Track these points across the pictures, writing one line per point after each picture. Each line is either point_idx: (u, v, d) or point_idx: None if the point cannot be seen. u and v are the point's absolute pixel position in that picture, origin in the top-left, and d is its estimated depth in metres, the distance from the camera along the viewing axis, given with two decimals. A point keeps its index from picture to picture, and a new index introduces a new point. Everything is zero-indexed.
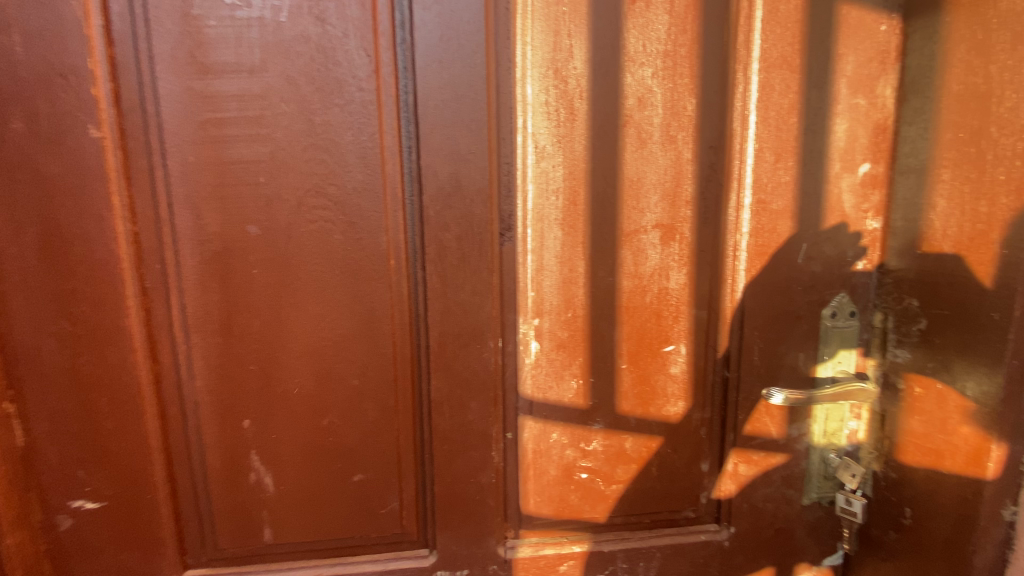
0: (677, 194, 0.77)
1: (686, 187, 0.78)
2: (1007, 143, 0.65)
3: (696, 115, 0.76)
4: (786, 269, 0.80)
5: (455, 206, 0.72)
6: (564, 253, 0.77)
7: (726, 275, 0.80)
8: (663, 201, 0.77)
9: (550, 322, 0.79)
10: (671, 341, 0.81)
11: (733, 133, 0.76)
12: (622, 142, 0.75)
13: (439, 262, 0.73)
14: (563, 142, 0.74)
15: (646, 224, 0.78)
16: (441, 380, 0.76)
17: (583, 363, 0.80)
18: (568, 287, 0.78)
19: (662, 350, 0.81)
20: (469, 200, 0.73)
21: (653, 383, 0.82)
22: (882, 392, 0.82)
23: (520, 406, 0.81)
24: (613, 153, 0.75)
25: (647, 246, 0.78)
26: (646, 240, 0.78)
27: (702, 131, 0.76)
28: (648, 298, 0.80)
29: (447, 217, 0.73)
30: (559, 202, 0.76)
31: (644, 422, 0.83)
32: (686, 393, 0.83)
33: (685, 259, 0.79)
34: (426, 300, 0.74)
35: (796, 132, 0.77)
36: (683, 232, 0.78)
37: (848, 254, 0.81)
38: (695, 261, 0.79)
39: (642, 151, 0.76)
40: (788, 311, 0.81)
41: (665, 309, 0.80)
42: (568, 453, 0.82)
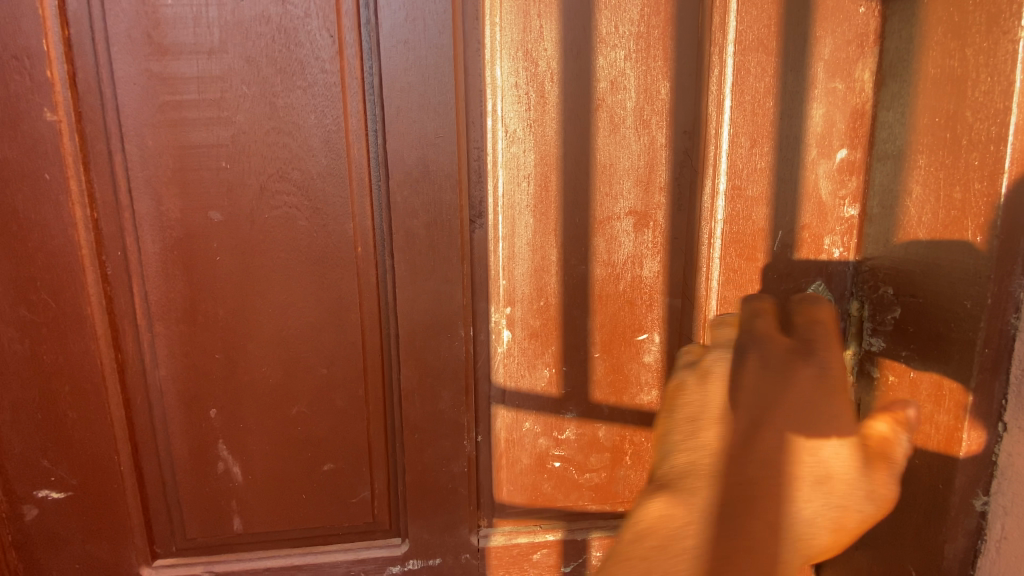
0: (651, 180, 0.76)
1: (659, 174, 0.76)
2: (981, 127, 0.63)
3: (669, 99, 0.74)
4: (761, 256, 0.80)
5: (422, 191, 0.71)
6: (536, 240, 0.76)
7: (701, 264, 0.78)
8: (636, 188, 0.76)
9: (523, 311, 0.78)
10: (645, 330, 0.80)
11: (708, 118, 0.74)
12: (594, 127, 0.74)
13: (408, 250, 0.72)
14: (533, 126, 0.73)
15: (619, 211, 0.76)
16: (411, 369, 0.75)
17: (557, 352, 0.80)
18: (540, 275, 0.77)
19: (636, 339, 0.81)
20: (438, 186, 0.71)
21: (627, 372, 0.81)
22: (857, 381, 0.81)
23: (492, 395, 0.80)
24: (585, 139, 0.74)
25: (620, 233, 0.77)
26: (619, 228, 0.77)
27: (676, 115, 0.75)
28: (622, 286, 0.79)
29: (415, 203, 0.71)
30: (531, 188, 0.74)
31: (618, 411, 0.82)
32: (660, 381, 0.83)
33: (659, 246, 0.78)
34: (394, 288, 0.73)
35: (772, 117, 0.75)
36: (657, 219, 0.77)
37: (824, 242, 0.80)
38: (668, 249, 0.79)
39: (615, 136, 0.74)
40: None
41: (639, 297, 0.79)
42: (541, 442, 0.82)
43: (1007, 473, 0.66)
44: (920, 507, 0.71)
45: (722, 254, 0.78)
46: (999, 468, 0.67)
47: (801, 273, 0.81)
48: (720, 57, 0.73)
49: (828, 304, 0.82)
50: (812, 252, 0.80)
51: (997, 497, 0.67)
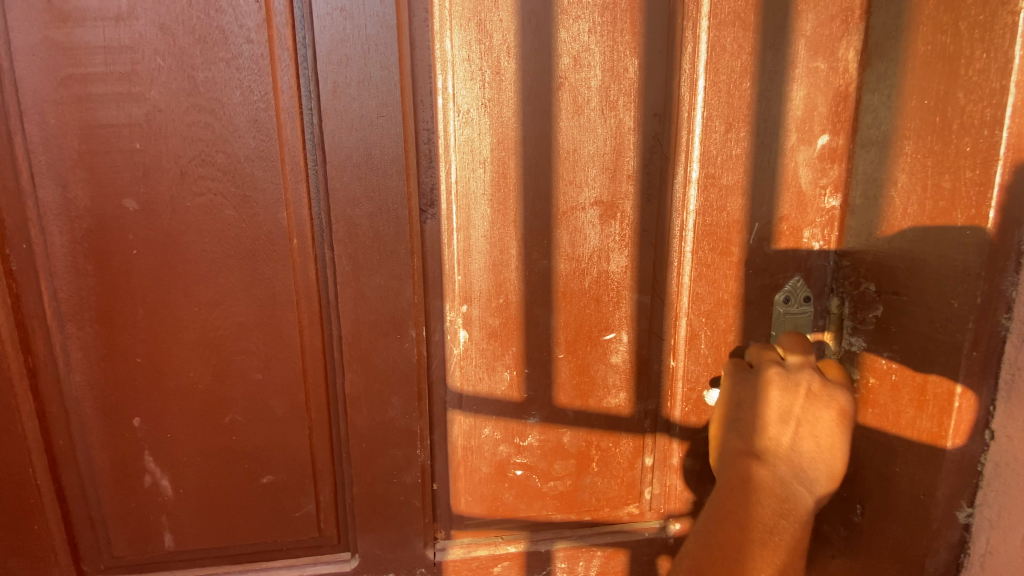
0: (618, 167, 0.70)
1: (627, 160, 0.70)
2: (974, 110, 0.57)
3: (637, 78, 0.68)
4: (737, 250, 0.74)
5: (365, 178, 0.64)
6: (493, 232, 0.69)
7: (672, 258, 0.74)
8: (602, 175, 0.70)
9: (480, 309, 0.71)
10: (612, 329, 0.75)
11: (680, 100, 0.69)
12: (556, 108, 0.67)
13: (350, 242, 0.65)
14: (488, 105, 0.66)
15: (584, 200, 0.70)
16: (356, 374, 0.69)
17: (519, 354, 0.74)
18: (498, 270, 0.71)
19: (602, 339, 0.75)
20: (383, 172, 0.64)
21: (593, 375, 0.76)
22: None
23: (448, 400, 0.74)
24: (546, 121, 0.67)
25: (585, 225, 0.71)
26: (585, 220, 0.71)
27: (645, 96, 0.69)
28: (587, 283, 0.73)
29: (358, 190, 0.64)
30: (487, 175, 0.68)
31: (583, 415, 0.77)
32: (628, 383, 0.77)
33: (627, 239, 0.72)
34: (335, 284, 0.66)
35: (750, 98, 0.69)
36: (625, 209, 0.71)
37: (804, 235, 0.75)
38: (637, 242, 0.73)
39: (578, 118, 0.68)
40: (738, 296, 0.76)
41: (605, 294, 0.74)
42: (501, 450, 0.76)
43: (994, 484, 0.62)
44: (900, 517, 0.67)
45: (694, 247, 0.73)
46: (986, 478, 0.62)
47: (778, 267, 0.76)
48: (693, 32, 0.67)
49: (806, 299, 0.77)
50: (790, 246, 0.75)
51: (983, 509, 0.63)
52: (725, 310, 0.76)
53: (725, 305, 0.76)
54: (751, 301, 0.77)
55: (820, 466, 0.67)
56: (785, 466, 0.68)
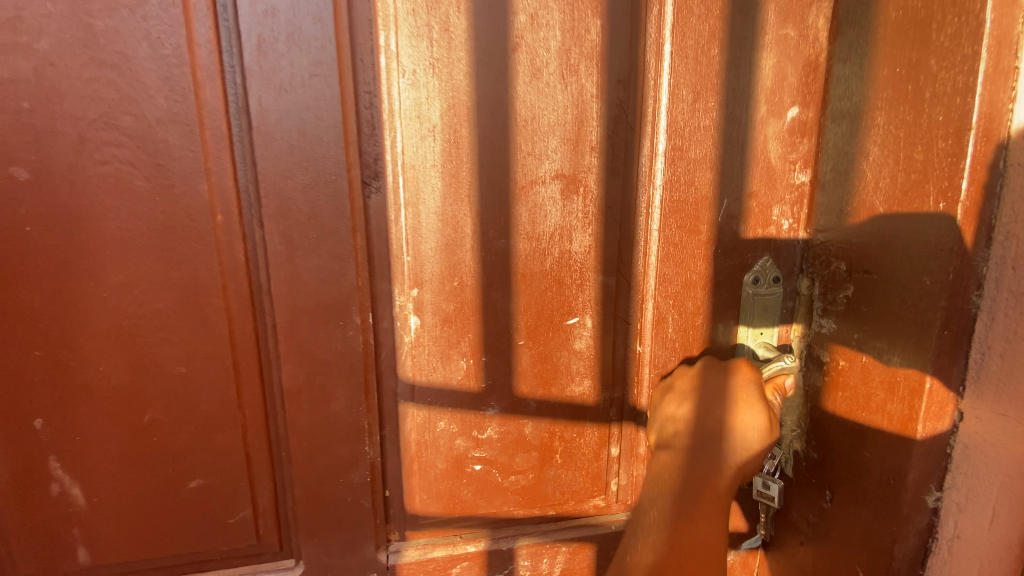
0: (581, 138, 0.65)
1: (590, 131, 0.65)
2: (947, 77, 0.54)
3: (601, 41, 0.63)
4: (706, 229, 0.71)
5: (298, 145, 0.57)
6: (445, 208, 0.63)
7: (637, 237, 0.70)
8: (563, 146, 0.65)
9: (432, 293, 0.65)
10: (576, 313, 0.70)
11: (645, 67, 0.64)
12: (512, 71, 0.61)
13: (282, 219, 0.58)
14: (437, 66, 0.60)
15: (544, 174, 0.65)
16: (294, 365, 0.62)
17: (476, 341, 0.68)
18: (452, 251, 0.65)
19: (565, 324, 0.70)
20: (318, 140, 0.58)
21: (556, 363, 0.71)
22: (806, 367, 0.74)
23: (400, 392, 0.67)
24: (501, 85, 0.61)
25: (545, 201, 0.66)
26: (545, 194, 0.65)
27: (609, 61, 0.64)
28: (548, 263, 0.68)
29: (290, 161, 0.57)
30: (438, 145, 0.61)
31: (546, 405, 0.72)
32: (593, 371, 0.73)
33: (591, 217, 0.67)
34: (267, 266, 0.59)
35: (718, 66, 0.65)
36: (588, 183, 0.66)
37: (773, 213, 0.72)
38: (602, 220, 0.68)
39: (537, 83, 0.62)
40: (707, 277, 0.72)
41: (568, 275, 0.69)
42: (458, 444, 0.71)
43: (962, 467, 0.60)
44: (868, 503, 0.65)
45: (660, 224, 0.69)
46: (953, 460, 0.61)
47: (747, 247, 0.73)
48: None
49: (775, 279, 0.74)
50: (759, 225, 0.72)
51: (951, 492, 0.61)
52: (693, 291, 0.72)
53: (692, 286, 0.72)
54: (720, 282, 0.73)
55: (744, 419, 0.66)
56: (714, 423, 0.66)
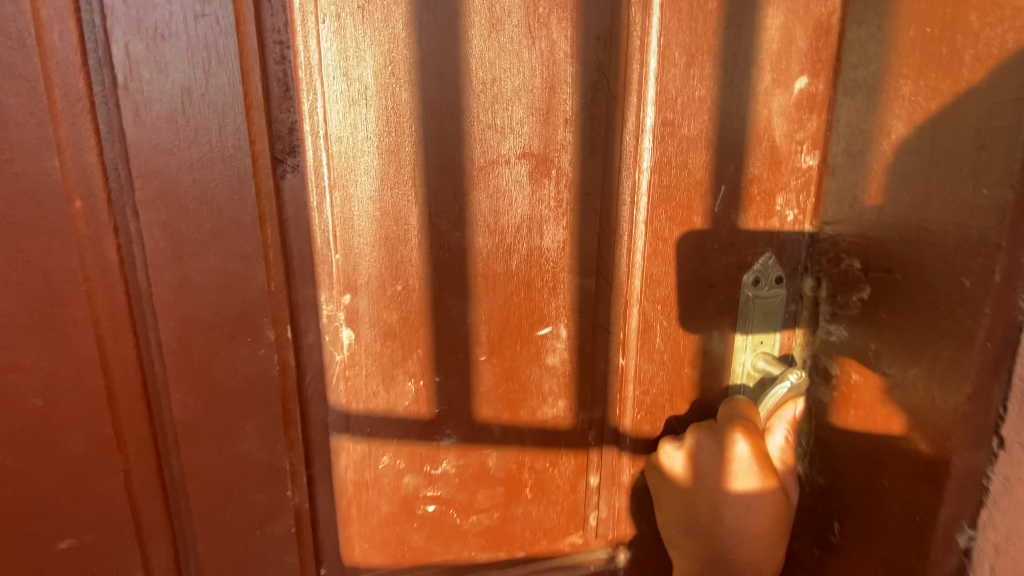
0: (552, 109, 0.53)
1: (563, 99, 0.53)
2: (992, 36, 0.44)
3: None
4: (700, 222, 0.60)
5: (183, 109, 0.43)
6: (383, 194, 0.51)
7: (620, 230, 0.58)
8: (531, 118, 0.53)
9: (369, 301, 0.53)
10: (547, 321, 0.59)
11: (630, 23, 0.53)
12: (466, 21, 0.49)
13: (166, 207, 0.45)
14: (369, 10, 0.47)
15: (507, 152, 0.53)
16: (191, 394, 0.49)
17: (426, 357, 0.56)
18: (393, 248, 0.52)
19: (536, 334, 0.59)
20: (212, 104, 0.44)
21: (523, 381, 0.60)
22: (810, 380, 0.64)
23: (332, 423, 0.54)
24: (452, 39, 0.49)
25: (508, 186, 0.54)
26: (507, 178, 0.54)
27: (586, 13, 0.52)
28: (515, 262, 0.56)
29: (172, 131, 0.44)
30: (373, 113, 0.49)
31: (513, 431, 0.60)
32: (568, 389, 0.62)
33: (564, 205, 0.56)
34: (149, 269, 0.46)
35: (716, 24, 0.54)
36: (560, 164, 0.55)
37: (777, 202, 0.62)
38: (577, 209, 0.57)
39: (497, 36, 0.50)
40: (700, 276, 0.62)
41: (538, 276, 0.57)
42: (407, 482, 0.58)
43: (1001, 501, 0.51)
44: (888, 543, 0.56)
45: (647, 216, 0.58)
46: (991, 495, 0.52)
47: (745, 242, 0.62)
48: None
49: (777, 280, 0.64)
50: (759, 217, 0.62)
51: (986, 531, 0.52)
52: (683, 295, 0.61)
53: (683, 290, 0.61)
54: (715, 283, 0.62)
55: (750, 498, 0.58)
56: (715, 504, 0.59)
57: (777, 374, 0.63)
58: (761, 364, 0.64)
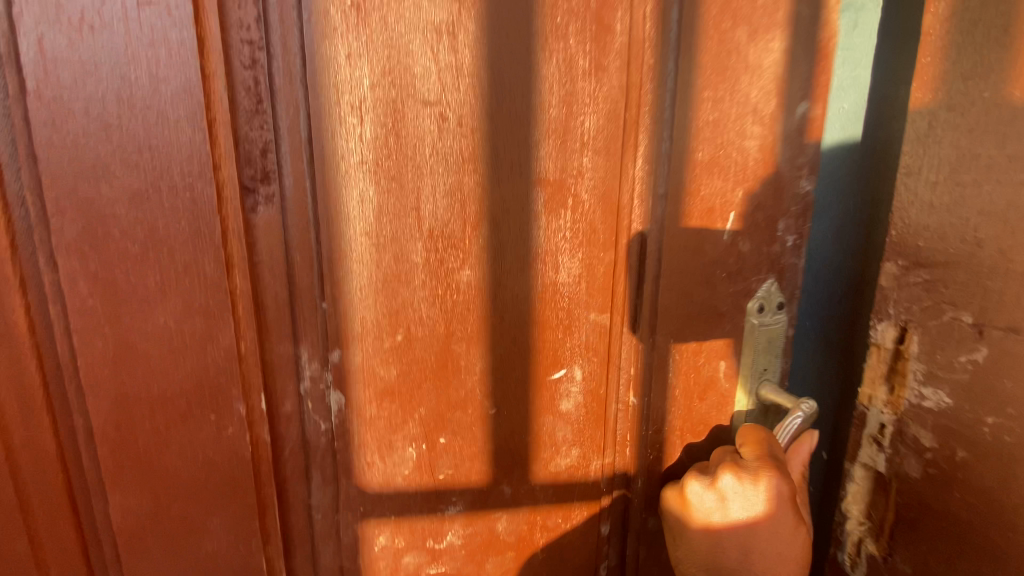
0: (570, 128, 0.46)
1: (581, 117, 0.47)
2: None
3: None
4: (719, 250, 0.54)
5: (120, 125, 0.33)
6: (379, 230, 0.42)
7: (635, 263, 0.53)
8: (548, 141, 0.46)
9: (363, 356, 0.44)
10: (562, 364, 0.52)
11: (652, 36, 0.47)
12: (476, 27, 0.41)
13: (94, 254, 0.34)
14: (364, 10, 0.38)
15: (522, 178, 0.46)
16: (133, 492, 0.38)
17: (428, 416, 0.47)
18: (392, 291, 0.43)
19: (550, 379, 0.52)
20: (159, 120, 0.34)
21: (535, 434, 0.52)
22: (894, 448, 0.49)
23: (317, 503, 0.45)
24: (463, 47, 0.41)
25: (526, 217, 0.47)
26: (529, 208, 0.47)
27: (604, 22, 0.45)
28: (528, 302, 0.49)
29: (105, 155, 0.33)
30: (365, 132, 0.40)
31: (525, 489, 0.53)
32: (582, 436, 0.55)
33: (583, 237, 0.50)
34: (72, 337, 0.34)
35: (755, 38, 0.49)
36: (578, 192, 0.48)
37: (786, 230, 0.55)
38: (595, 241, 0.50)
39: (512, 43, 0.42)
40: (711, 308, 0.55)
41: (553, 315, 0.50)
42: (408, 561, 0.50)
43: None
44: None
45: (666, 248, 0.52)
46: None
47: (753, 271, 0.56)
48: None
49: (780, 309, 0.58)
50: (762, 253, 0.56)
51: None
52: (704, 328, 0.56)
53: (706, 323, 0.55)
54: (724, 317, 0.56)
55: (783, 544, 0.53)
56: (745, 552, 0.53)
57: (792, 406, 0.57)
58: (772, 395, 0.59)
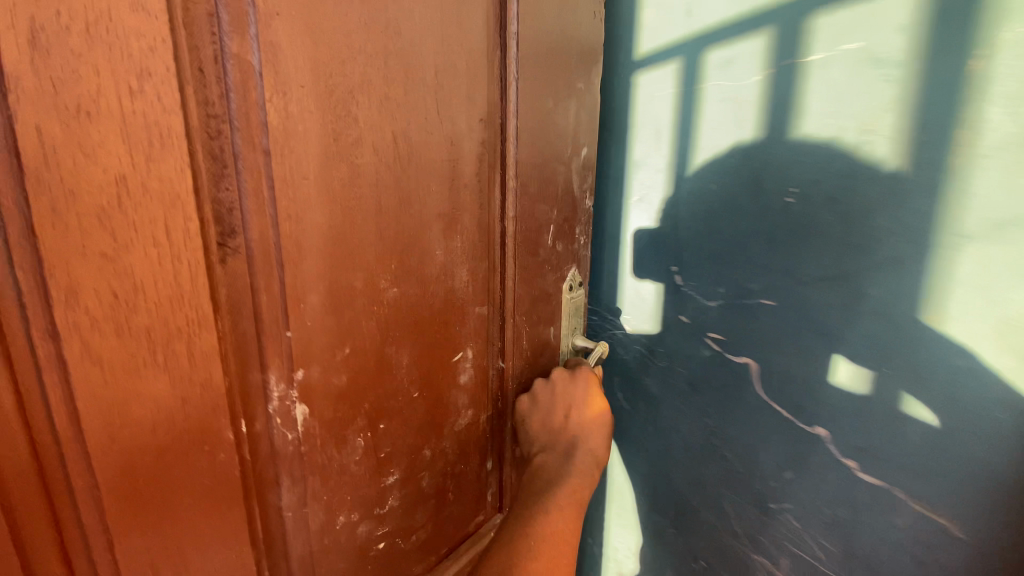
0: (457, 174, 0.59)
1: (461, 168, 0.60)
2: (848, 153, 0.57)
3: (479, 68, 0.58)
4: (544, 251, 0.73)
5: (118, 208, 0.38)
6: (327, 269, 0.50)
7: (501, 267, 0.68)
8: (444, 183, 0.58)
9: (321, 372, 0.52)
10: (460, 348, 0.66)
11: (509, 104, 0.63)
12: (405, 98, 0.52)
13: (94, 323, 0.38)
14: (326, 91, 0.46)
15: (430, 214, 0.57)
16: (132, 522, 0.43)
17: (371, 408, 0.58)
18: (341, 312, 0.52)
19: (452, 361, 0.65)
20: (150, 201, 0.39)
21: (442, 407, 0.66)
22: None
23: (288, 504, 0.53)
24: (389, 114, 0.51)
25: (429, 244, 0.58)
26: (430, 233, 0.58)
27: (478, 98, 0.59)
28: (435, 305, 0.61)
29: (97, 234, 0.37)
30: (317, 190, 0.47)
31: (439, 449, 0.67)
32: (474, 398, 0.70)
33: (470, 250, 0.64)
34: (72, 397, 0.39)
35: (566, 107, 0.69)
36: (465, 221, 0.62)
37: (575, 230, 0.78)
38: (476, 253, 0.64)
39: (426, 110, 0.54)
40: (543, 292, 0.75)
41: (452, 312, 0.63)
42: (361, 530, 0.60)
43: None
44: (973, 549, 0.62)
45: (515, 255, 0.69)
46: None
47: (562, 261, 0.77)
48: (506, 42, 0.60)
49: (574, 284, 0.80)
50: (564, 253, 0.76)
51: None
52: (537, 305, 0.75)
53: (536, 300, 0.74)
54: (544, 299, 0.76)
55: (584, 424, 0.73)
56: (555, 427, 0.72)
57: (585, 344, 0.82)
58: (574, 339, 0.82)
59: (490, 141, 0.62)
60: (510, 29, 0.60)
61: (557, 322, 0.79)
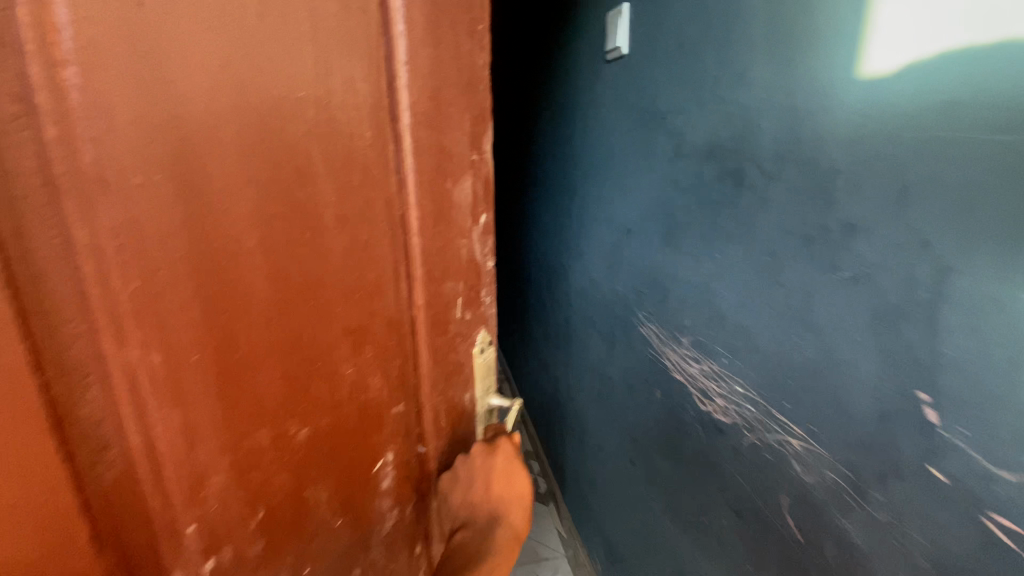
0: (367, 291, 0.57)
1: (383, 289, 0.58)
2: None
3: (343, 204, 0.51)
4: (455, 326, 0.70)
5: None
6: (216, 428, 0.48)
7: (411, 353, 0.65)
8: (351, 303, 0.56)
9: (213, 521, 0.51)
10: (380, 452, 0.66)
11: (403, 197, 0.57)
12: (299, 243, 0.49)
13: None
14: (190, 273, 0.42)
15: (336, 335, 0.55)
16: None
17: (298, 552, 0.61)
18: (248, 475, 0.52)
19: (374, 470, 0.66)
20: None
21: (368, 521, 0.68)
22: None
23: None
24: (277, 255, 0.48)
25: (335, 366, 0.56)
26: (335, 354, 0.56)
27: (381, 219, 0.55)
28: (352, 420, 0.61)
29: None
30: (201, 354, 0.45)
31: (349, 552, 0.67)
32: (399, 492, 0.71)
33: (382, 359, 0.62)
34: None
35: (462, 181, 0.63)
36: (376, 332, 0.60)
37: (481, 293, 0.72)
38: (383, 360, 0.62)
39: (306, 246, 0.49)
40: (456, 363, 0.72)
41: (370, 418, 0.63)
42: None
43: None
44: None
45: (427, 350, 0.67)
46: None
47: (473, 326, 0.73)
48: (396, 137, 0.55)
49: (490, 344, 0.76)
50: (473, 323, 0.73)
51: None
52: (454, 378, 0.73)
53: (457, 373, 0.73)
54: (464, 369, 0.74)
55: (501, 511, 0.77)
56: (479, 518, 0.76)
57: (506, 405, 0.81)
58: (495, 400, 0.81)
59: (365, 261, 0.55)
60: (401, 118, 0.54)
61: (475, 387, 0.77)
